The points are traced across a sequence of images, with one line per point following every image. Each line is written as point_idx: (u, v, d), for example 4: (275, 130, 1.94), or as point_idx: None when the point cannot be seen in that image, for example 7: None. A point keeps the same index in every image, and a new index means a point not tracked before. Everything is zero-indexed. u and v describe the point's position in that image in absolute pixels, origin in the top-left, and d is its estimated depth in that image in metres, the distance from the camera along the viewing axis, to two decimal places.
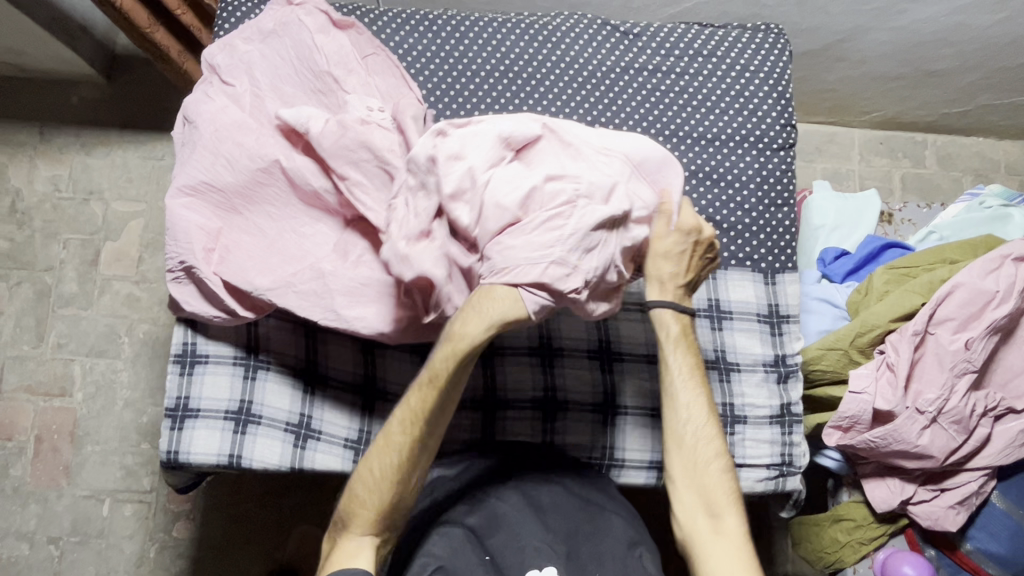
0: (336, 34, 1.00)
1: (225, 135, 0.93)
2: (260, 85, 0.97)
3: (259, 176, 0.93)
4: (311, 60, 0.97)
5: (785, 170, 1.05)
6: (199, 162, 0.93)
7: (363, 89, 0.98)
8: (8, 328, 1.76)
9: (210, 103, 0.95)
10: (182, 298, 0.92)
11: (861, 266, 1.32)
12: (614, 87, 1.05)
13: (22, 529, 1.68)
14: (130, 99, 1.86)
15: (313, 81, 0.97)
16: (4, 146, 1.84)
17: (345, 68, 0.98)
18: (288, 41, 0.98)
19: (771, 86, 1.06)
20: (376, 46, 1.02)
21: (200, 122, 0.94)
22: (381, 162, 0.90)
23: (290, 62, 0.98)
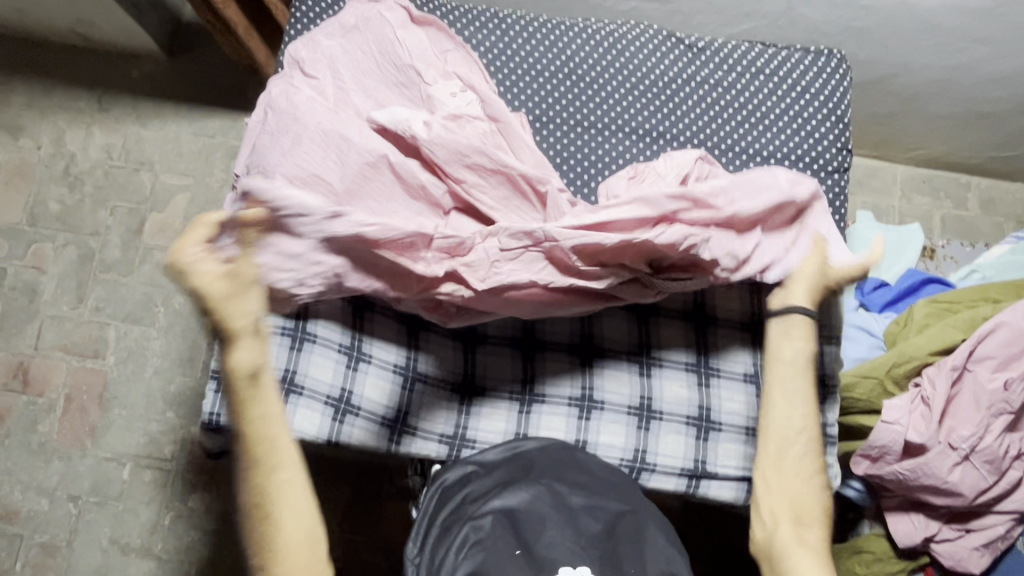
0: (414, 29, 1.03)
1: (314, 120, 0.94)
2: (343, 77, 1.00)
3: (366, 170, 0.93)
4: (393, 54, 1.01)
5: (838, 193, 1.05)
6: (280, 146, 0.94)
7: (442, 80, 1.01)
8: (50, 287, 1.81)
9: (296, 93, 0.97)
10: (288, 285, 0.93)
11: (900, 299, 1.31)
12: (673, 98, 1.06)
13: (44, 484, 1.72)
14: (188, 75, 1.91)
15: (396, 74, 1.00)
16: (64, 112, 1.90)
17: (425, 61, 1.01)
18: (369, 35, 1.02)
19: (831, 109, 1.06)
20: (456, 44, 1.05)
21: (283, 108, 0.96)
22: (498, 163, 0.94)
23: (370, 55, 1.01)
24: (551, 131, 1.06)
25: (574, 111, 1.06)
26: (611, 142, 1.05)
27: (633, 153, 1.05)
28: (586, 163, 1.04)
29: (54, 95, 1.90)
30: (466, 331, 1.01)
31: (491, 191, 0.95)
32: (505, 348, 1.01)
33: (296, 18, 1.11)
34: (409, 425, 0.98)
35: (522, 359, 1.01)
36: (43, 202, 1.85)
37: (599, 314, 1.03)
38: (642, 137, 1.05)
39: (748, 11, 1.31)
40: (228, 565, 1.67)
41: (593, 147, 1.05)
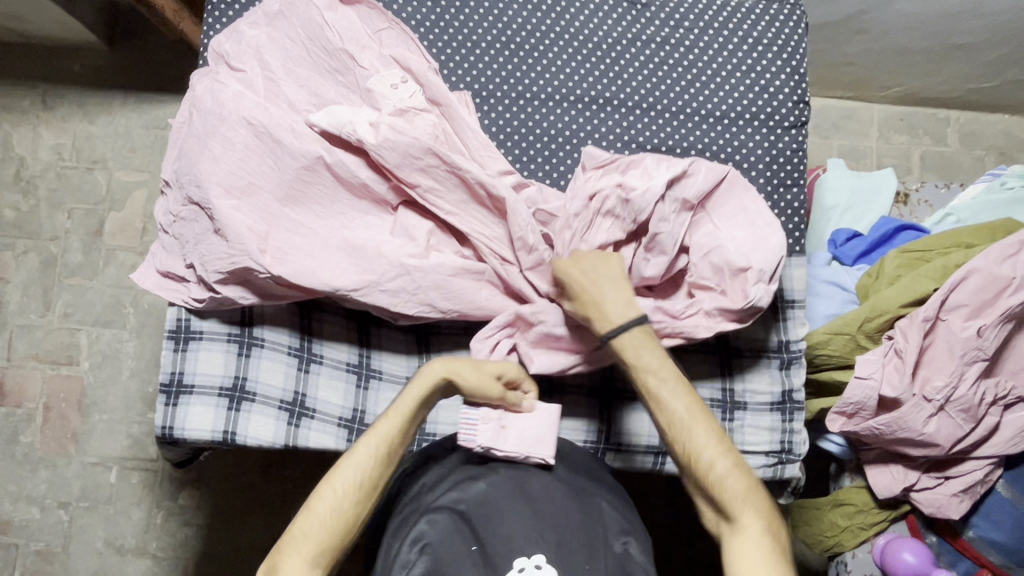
0: (344, 10, 0.97)
1: (240, 117, 0.90)
2: (272, 68, 0.94)
3: (302, 175, 0.91)
4: (323, 39, 0.95)
5: (797, 149, 1.00)
6: (209, 150, 0.90)
7: (379, 63, 0.96)
8: (15, 297, 1.78)
9: (220, 88, 0.92)
10: (235, 296, 0.90)
11: (873, 249, 1.28)
12: (620, 62, 1.01)
13: (33, 493, 1.72)
14: (132, 65, 1.83)
15: (328, 61, 0.95)
16: (7, 114, 1.83)
17: (358, 44, 0.95)
18: (297, 21, 0.95)
19: (785, 60, 1.01)
20: (390, 20, 0.98)
21: (208, 105, 0.91)
22: (449, 165, 0.91)
23: (298, 42, 0.95)
24: (494, 106, 1.00)
25: (516, 82, 1.01)
26: (557, 112, 1.01)
27: (582, 123, 1.00)
28: (531, 139, 1.00)
29: None
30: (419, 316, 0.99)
31: (446, 194, 0.93)
32: (461, 337, 0.99)
33: (214, 5, 1.03)
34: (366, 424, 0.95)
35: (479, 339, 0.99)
36: None
37: None
38: (589, 106, 1.00)
39: None
40: (225, 557, 1.69)
41: (538, 120, 1.00)
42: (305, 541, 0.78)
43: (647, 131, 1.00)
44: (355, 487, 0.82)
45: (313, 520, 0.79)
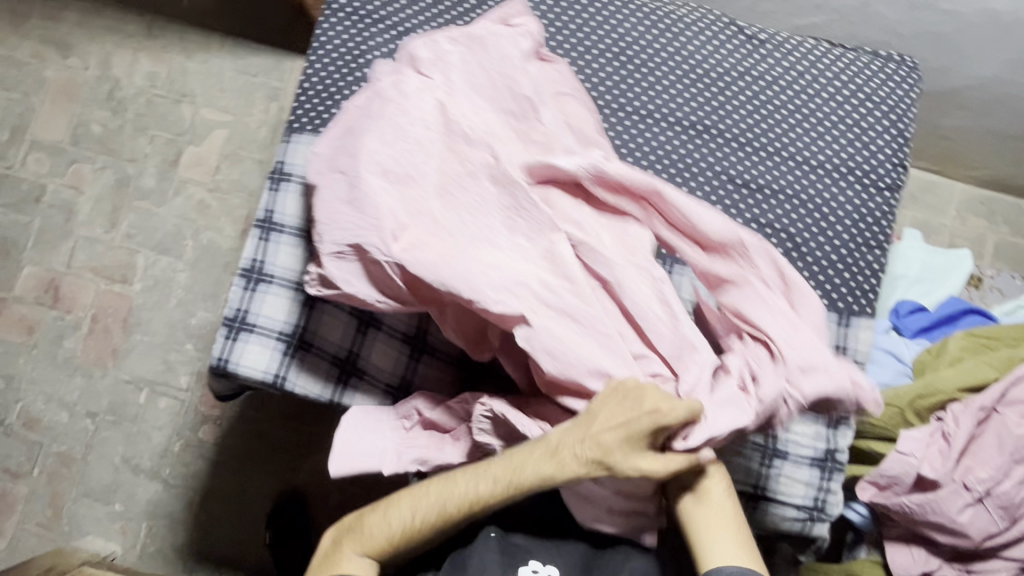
0: (537, 65, 0.93)
1: (405, 123, 0.85)
2: (454, 86, 0.89)
3: (412, 184, 0.83)
4: (512, 81, 0.90)
5: (887, 212, 0.95)
6: (373, 137, 0.84)
7: (558, 119, 0.91)
8: (86, 209, 1.84)
9: (404, 89, 0.87)
10: (339, 275, 0.84)
11: (935, 326, 1.26)
12: (724, 91, 0.97)
13: (66, 398, 1.78)
14: (237, 10, 1.89)
15: (509, 101, 0.89)
16: (113, 35, 1.90)
17: (544, 95, 0.91)
18: (491, 56, 0.91)
19: (891, 121, 0.96)
20: (573, 88, 0.94)
21: (367, 97, 0.87)
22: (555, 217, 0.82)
23: (486, 77, 0.90)
24: (622, 117, 0.97)
25: (617, 94, 0.97)
26: (650, 129, 0.96)
27: (678, 148, 0.96)
28: (641, 153, 0.96)
29: (105, 17, 1.90)
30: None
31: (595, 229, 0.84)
32: None
33: None
34: (427, 347, 0.96)
35: None
36: (85, 122, 1.87)
37: None
38: (685, 129, 0.96)
39: (818, 3, 1.23)
40: (233, 497, 1.73)
41: (640, 133, 0.96)
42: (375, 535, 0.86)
43: (740, 166, 0.95)
44: (414, 518, 0.85)
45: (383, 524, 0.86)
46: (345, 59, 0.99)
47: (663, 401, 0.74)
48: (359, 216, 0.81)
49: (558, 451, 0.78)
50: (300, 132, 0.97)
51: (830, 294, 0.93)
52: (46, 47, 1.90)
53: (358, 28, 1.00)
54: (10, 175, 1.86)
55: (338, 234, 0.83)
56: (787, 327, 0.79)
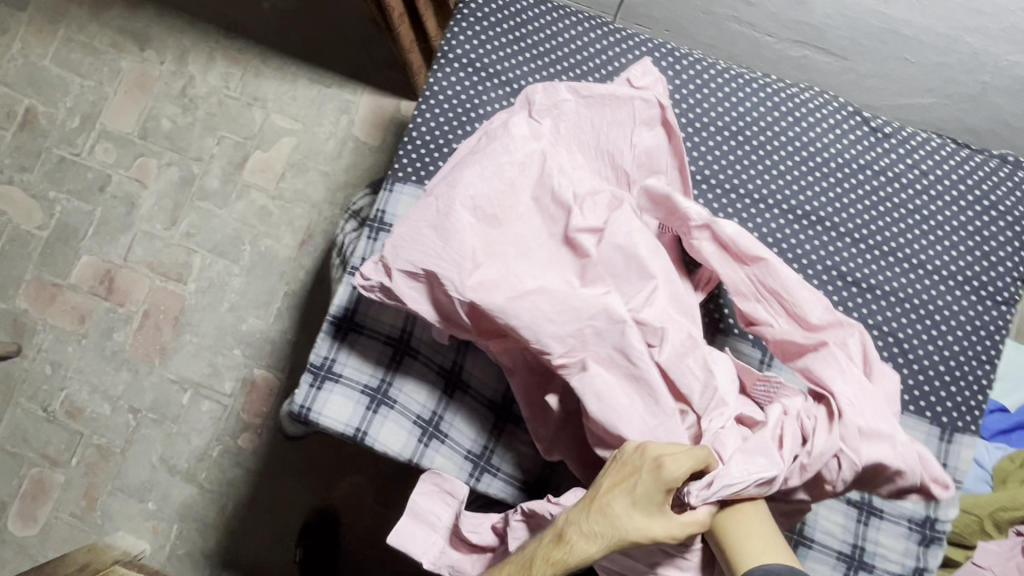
0: (657, 133, 0.89)
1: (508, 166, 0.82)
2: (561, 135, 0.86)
3: (496, 220, 0.80)
4: (619, 146, 0.87)
5: (1001, 327, 0.92)
6: (476, 170, 0.81)
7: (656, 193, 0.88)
8: (148, 203, 1.84)
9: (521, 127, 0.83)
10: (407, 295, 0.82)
11: (1015, 429, 1.22)
12: (842, 184, 0.94)
13: (110, 391, 1.78)
14: (317, 19, 1.88)
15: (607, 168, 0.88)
16: (191, 32, 1.90)
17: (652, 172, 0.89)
18: (608, 113, 0.88)
19: (1013, 233, 0.93)
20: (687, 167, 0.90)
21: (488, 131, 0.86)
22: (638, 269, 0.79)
23: (593, 130, 0.87)
24: (734, 202, 0.95)
25: (732, 177, 0.95)
26: (763, 217, 0.94)
27: (789, 238, 0.93)
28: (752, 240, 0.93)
29: (186, 13, 1.90)
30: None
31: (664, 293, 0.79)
32: None
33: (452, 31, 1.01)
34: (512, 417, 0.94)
35: None
36: (156, 116, 1.87)
37: None
38: (799, 219, 0.94)
39: (932, 87, 1.18)
40: (266, 507, 1.72)
41: (752, 219, 0.94)
42: None
43: (851, 263, 0.93)
44: None
45: None
46: (457, 114, 0.98)
47: (665, 455, 0.66)
48: (443, 248, 0.78)
49: (564, 536, 0.68)
50: (404, 182, 0.96)
51: (933, 407, 0.90)
52: (125, 38, 1.91)
53: (472, 82, 0.99)
54: (77, 162, 1.86)
55: (418, 250, 0.79)
56: (855, 393, 0.74)
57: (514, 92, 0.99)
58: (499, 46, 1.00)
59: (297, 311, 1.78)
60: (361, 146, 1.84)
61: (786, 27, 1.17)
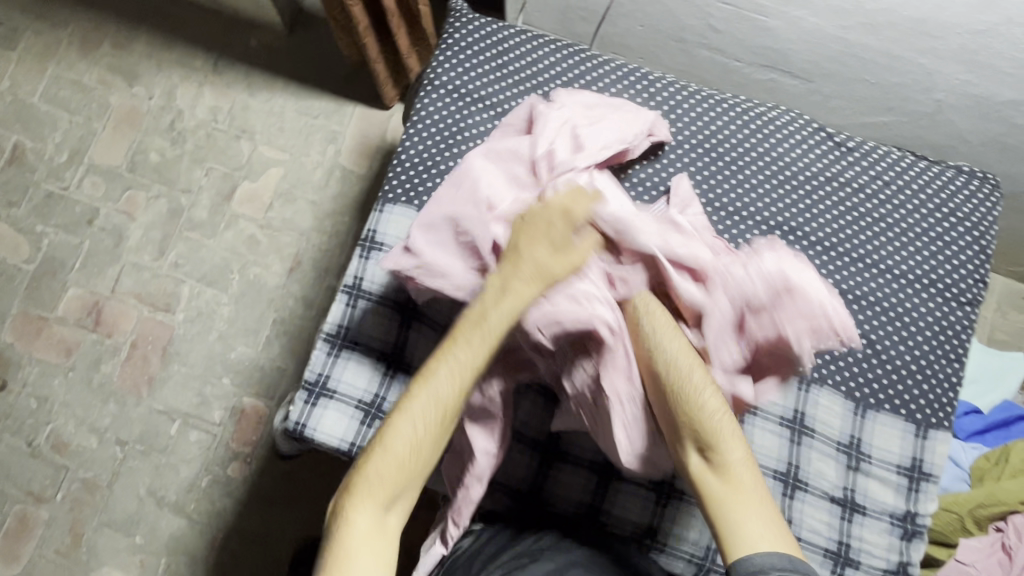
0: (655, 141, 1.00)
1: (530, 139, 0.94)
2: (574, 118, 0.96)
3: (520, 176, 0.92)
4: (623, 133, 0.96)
5: (967, 327, 0.97)
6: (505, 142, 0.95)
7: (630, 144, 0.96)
8: (136, 235, 1.86)
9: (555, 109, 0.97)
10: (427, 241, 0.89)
11: (988, 430, 1.26)
12: (810, 195, 1.00)
13: (97, 424, 1.77)
14: (303, 54, 1.94)
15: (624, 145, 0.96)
16: (180, 67, 1.94)
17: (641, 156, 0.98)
18: (622, 112, 0.98)
19: (974, 237, 0.98)
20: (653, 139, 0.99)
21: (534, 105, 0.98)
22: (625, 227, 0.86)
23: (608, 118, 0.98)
24: (710, 215, 1.00)
25: (706, 192, 1.00)
26: (738, 229, 0.99)
27: None
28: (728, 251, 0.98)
29: (174, 49, 1.95)
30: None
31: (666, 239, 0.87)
32: None
33: (438, 61, 1.07)
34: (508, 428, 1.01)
35: None
36: (145, 150, 1.90)
37: None
38: (771, 230, 0.99)
39: (891, 105, 1.25)
40: (256, 537, 1.71)
41: (728, 231, 0.99)
42: (383, 484, 0.76)
43: (822, 269, 0.98)
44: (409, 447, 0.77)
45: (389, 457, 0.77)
46: (445, 136, 1.03)
47: (571, 204, 0.83)
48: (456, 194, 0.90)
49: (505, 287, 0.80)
50: (393, 203, 1.00)
51: (905, 404, 0.94)
52: (114, 74, 1.94)
53: (457, 105, 1.04)
54: (65, 196, 1.88)
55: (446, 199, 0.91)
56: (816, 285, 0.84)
57: (499, 115, 1.05)
58: (482, 73, 1.06)
59: (286, 338, 1.80)
60: (348, 174, 1.88)
61: (753, 52, 1.24)
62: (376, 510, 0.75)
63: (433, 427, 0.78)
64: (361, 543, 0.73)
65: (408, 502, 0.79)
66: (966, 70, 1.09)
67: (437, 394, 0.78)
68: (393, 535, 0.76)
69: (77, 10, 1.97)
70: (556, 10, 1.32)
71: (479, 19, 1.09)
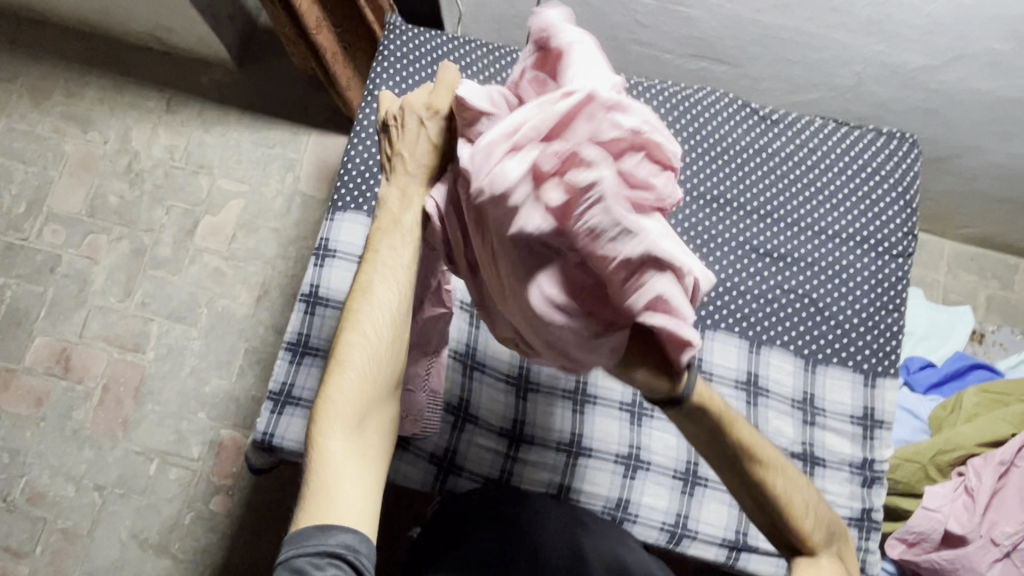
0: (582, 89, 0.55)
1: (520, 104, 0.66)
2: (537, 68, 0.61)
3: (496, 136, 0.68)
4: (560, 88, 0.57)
5: (901, 277, 1.03)
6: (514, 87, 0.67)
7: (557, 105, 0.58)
8: (100, 278, 1.86)
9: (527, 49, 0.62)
10: None
11: (945, 381, 1.31)
12: (742, 167, 1.05)
13: (73, 471, 1.74)
14: (255, 86, 1.97)
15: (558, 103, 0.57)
16: (133, 110, 1.97)
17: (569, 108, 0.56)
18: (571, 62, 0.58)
19: (899, 193, 1.05)
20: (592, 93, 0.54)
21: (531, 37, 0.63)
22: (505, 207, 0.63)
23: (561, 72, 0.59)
24: None
25: None
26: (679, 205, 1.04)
27: (704, 221, 1.03)
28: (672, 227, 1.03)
29: (125, 93, 1.97)
30: (575, 421, 1.03)
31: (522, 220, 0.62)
32: (556, 398, 1.03)
33: (377, 72, 1.12)
34: (471, 415, 1.02)
35: (576, 393, 1.04)
36: (103, 194, 1.91)
37: None
38: (710, 203, 1.04)
39: (817, 82, 1.31)
40: (244, 570, 1.68)
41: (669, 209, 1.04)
42: (349, 408, 0.68)
43: (762, 237, 1.03)
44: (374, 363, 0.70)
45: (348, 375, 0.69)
46: None
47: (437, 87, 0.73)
48: None
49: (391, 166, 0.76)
50: (343, 211, 1.04)
51: (851, 358, 1.01)
52: (67, 122, 1.96)
53: None
54: (25, 247, 1.87)
55: None
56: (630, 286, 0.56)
57: None
58: (420, 81, 1.12)
59: (259, 366, 1.80)
60: (308, 200, 1.90)
61: (681, 43, 1.30)
62: (348, 441, 0.68)
63: (388, 344, 0.71)
64: (335, 478, 0.66)
65: (383, 421, 0.70)
66: (877, 40, 1.16)
67: (380, 310, 0.71)
68: (373, 456, 0.68)
69: (24, 63, 1.99)
70: (492, 19, 1.37)
71: (413, 31, 1.15)
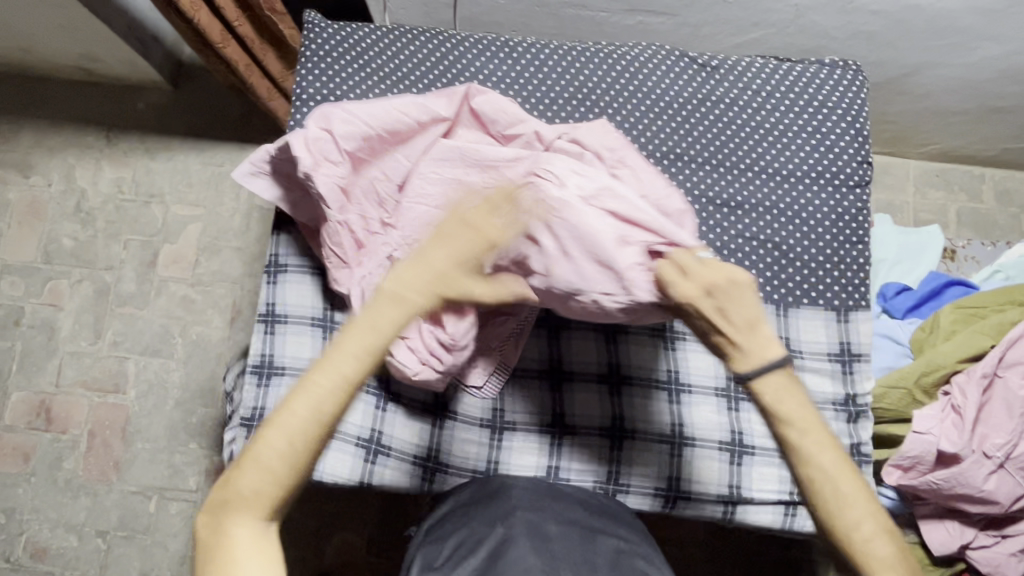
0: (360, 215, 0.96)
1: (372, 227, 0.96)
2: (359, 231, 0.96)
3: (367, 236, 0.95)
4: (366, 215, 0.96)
5: (861, 207, 1.04)
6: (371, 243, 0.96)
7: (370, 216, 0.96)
8: (68, 324, 1.82)
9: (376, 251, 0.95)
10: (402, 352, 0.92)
11: (923, 303, 1.31)
12: (690, 120, 1.06)
13: (72, 521, 1.72)
14: (194, 105, 1.91)
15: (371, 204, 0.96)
16: (73, 147, 1.90)
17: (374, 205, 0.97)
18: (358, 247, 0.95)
19: (848, 122, 1.05)
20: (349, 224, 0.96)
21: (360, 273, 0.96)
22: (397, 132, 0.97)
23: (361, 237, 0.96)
24: None
25: None
26: None
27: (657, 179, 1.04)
28: None
29: (61, 131, 1.91)
30: (555, 400, 1.04)
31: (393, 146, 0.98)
32: (533, 380, 1.04)
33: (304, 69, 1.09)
34: (450, 411, 1.02)
35: (552, 371, 1.04)
36: (56, 238, 1.86)
37: (568, 338, 1.05)
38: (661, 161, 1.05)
39: (757, 20, 1.28)
40: None
41: None
42: (250, 478, 0.61)
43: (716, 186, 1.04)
44: (296, 435, 0.61)
45: (270, 448, 0.61)
46: None
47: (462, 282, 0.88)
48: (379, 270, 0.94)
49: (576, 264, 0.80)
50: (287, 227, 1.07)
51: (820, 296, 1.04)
52: (6, 170, 1.89)
53: None
54: None
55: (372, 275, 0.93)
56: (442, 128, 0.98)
57: None
58: (350, 77, 1.09)
59: None
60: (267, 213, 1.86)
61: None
62: (257, 522, 0.62)
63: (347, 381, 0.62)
64: (242, 557, 0.61)
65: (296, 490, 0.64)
66: None
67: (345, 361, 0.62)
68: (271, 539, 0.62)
69: None
70: (421, 3, 1.33)
71: (336, 25, 1.11)
